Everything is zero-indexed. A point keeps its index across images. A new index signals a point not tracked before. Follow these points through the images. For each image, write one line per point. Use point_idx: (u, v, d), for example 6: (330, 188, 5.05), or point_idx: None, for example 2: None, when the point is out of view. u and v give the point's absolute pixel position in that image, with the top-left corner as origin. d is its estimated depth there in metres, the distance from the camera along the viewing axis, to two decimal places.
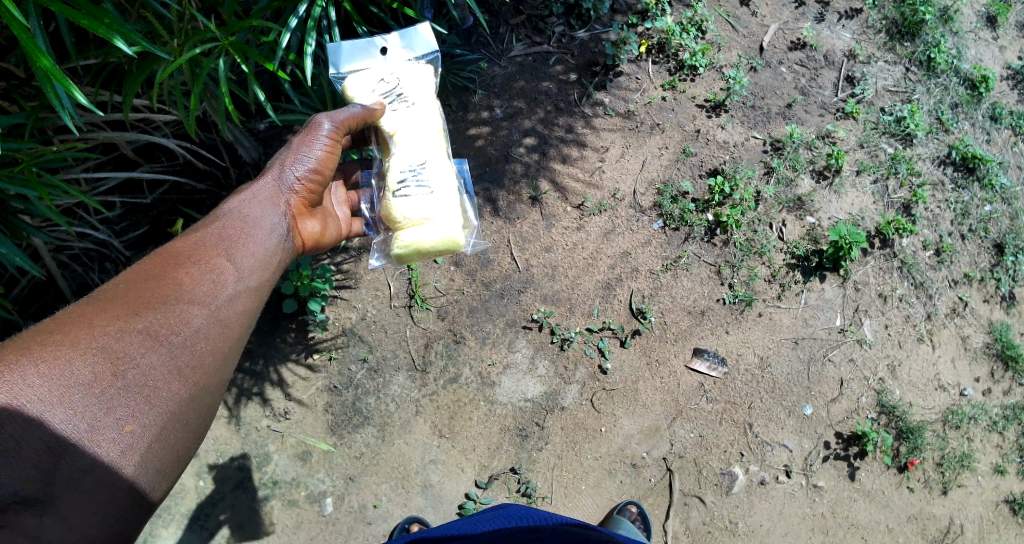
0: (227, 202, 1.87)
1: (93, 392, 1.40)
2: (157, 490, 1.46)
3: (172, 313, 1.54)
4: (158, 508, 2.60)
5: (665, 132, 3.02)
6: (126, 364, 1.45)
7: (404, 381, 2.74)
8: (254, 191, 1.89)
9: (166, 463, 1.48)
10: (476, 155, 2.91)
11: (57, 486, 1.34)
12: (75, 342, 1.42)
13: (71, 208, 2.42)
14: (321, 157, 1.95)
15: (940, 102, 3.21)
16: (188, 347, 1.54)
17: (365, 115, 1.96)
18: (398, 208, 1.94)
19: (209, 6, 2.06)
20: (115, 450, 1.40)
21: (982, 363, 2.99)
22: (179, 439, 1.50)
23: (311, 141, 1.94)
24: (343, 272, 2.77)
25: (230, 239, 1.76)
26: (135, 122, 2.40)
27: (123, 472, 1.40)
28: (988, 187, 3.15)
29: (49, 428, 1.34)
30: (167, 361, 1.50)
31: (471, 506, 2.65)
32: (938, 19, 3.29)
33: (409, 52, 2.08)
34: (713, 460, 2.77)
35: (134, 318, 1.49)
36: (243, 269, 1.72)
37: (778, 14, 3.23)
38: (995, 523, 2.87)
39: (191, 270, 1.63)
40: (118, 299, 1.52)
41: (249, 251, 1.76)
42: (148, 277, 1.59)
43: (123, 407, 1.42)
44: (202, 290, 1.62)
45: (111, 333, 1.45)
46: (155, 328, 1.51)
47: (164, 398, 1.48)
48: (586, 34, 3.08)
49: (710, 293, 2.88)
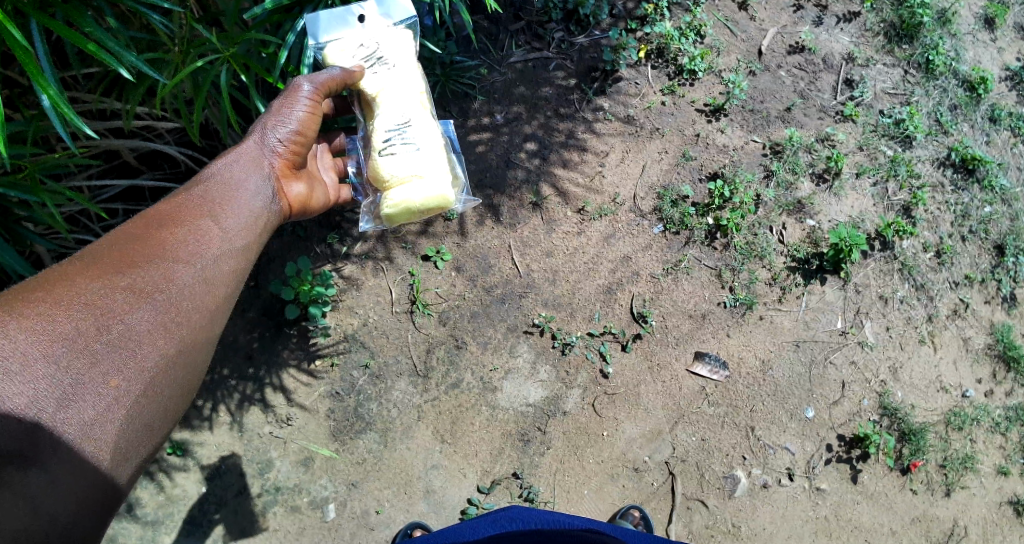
0: (210, 166, 1.88)
1: (78, 346, 1.38)
2: (143, 445, 1.45)
3: (156, 271, 1.56)
4: (162, 515, 2.60)
5: (665, 136, 3.03)
6: (112, 320, 1.45)
7: (405, 386, 2.75)
8: (237, 154, 1.90)
9: (154, 417, 1.47)
10: (477, 161, 2.92)
11: (48, 441, 1.30)
12: (57, 300, 1.40)
13: (73, 215, 2.45)
14: (303, 120, 1.93)
15: (939, 104, 3.22)
16: (173, 303, 1.55)
17: (345, 77, 1.93)
18: (385, 167, 1.94)
19: (210, 16, 2.08)
20: (103, 402, 1.39)
21: (984, 364, 2.99)
22: (168, 392, 1.50)
23: (292, 104, 1.91)
24: (344, 277, 2.80)
25: (214, 201, 1.78)
26: (136, 129, 2.43)
27: (111, 425, 1.39)
28: (988, 188, 3.15)
29: (34, 383, 1.32)
30: (152, 316, 1.51)
31: (474, 511, 2.66)
32: (936, 21, 3.30)
33: (387, 20, 2.05)
34: (715, 464, 2.77)
35: (118, 276, 1.50)
36: (227, 230, 1.74)
37: (776, 18, 3.24)
38: (999, 524, 2.87)
39: (175, 231, 1.65)
40: (102, 259, 1.53)
41: (233, 212, 1.79)
42: (131, 237, 1.60)
43: (109, 361, 1.42)
44: (187, 250, 1.63)
45: (95, 290, 1.45)
46: (141, 285, 1.52)
47: (151, 352, 1.48)
48: (585, 39, 3.09)
49: (711, 297, 2.89)
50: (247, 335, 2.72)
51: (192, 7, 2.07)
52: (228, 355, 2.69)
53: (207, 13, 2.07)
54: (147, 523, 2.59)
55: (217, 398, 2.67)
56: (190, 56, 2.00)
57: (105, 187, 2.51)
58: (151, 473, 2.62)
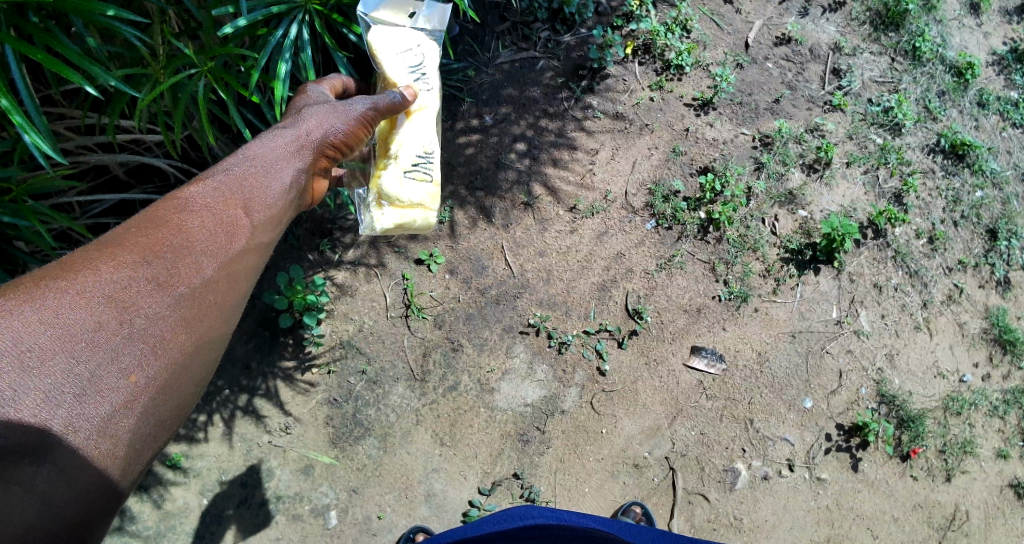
0: (243, 149, 1.62)
1: (96, 340, 1.19)
2: (156, 444, 1.25)
3: (180, 261, 1.35)
4: (164, 529, 2.59)
5: (655, 132, 3.03)
6: (133, 313, 1.24)
7: (403, 391, 2.74)
8: (276, 140, 1.66)
9: (169, 415, 1.27)
10: (467, 163, 2.92)
11: (60, 433, 1.12)
12: (78, 289, 1.21)
13: (64, 232, 2.45)
14: (353, 130, 1.75)
15: (927, 90, 3.23)
16: (197, 297, 1.34)
17: (401, 106, 1.84)
18: (404, 187, 1.89)
19: (190, 30, 2.07)
20: (118, 400, 1.19)
21: (981, 348, 3.00)
22: (186, 390, 1.30)
23: (343, 114, 1.74)
24: (338, 284, 2.81)
25: (249, 187, 1.54)
26: (125, 144, 2.44)
27: (126, 424, 1.19)
28: (978, 172, 3.17)
29: (46, 378, 1.13)
30: (174, 310, 1.30)
31: (476, 513, 2.65)
32: (921, 8, 3.31)
33: (427, 23, 2.02)
34: (715, 457, 2.77)
35: (142, 266, 1.29)
36: (259, 226, 1.52)
37: (761, 10, 3.25)
38: (1001, 507, 2.87)
39: (205, 222, 1.43)
40: (126, 242, 1.32)
41: (267, 201, 1.56)
42: (157, 221, 1.38)
43: (129, 354, 1.22)
44: (215, 240, 1.42)
45: (116, 280, 1.25)
46: (165, 276, 1.31)
47: (171, 347, 1.28)
48: (571, 38, 3.10)
49: (707, 291, 2.89)
50: (243, 346, 2.72)
51: (172, 20, 2.07)
52: (225, 366, 2.69)
53: (186, 27, 2.07)
54: (148, 539, 2.58)
55: (214, 410, 2.67)
56: (171, 70, 2.01)
57: (96, 202, 2.52)
58: (151, 488, 2.61)
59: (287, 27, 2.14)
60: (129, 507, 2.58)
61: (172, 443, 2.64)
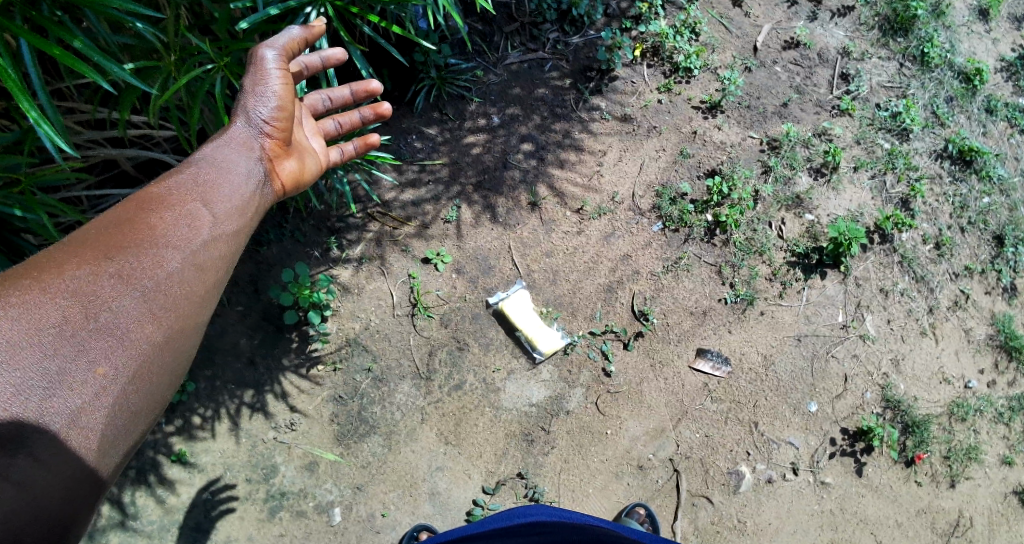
0: (197, 151, 1.72)
1: (64, 334, 1.28)
2: (130, 433, 1.34)
3: (143, 257, 1.43)
4: (167, 524, 2.58)
5: (662, 134, 3.04)
6: (99, 307, 1.34)
7: (409, 389, 2.75)
8: (224, 137, 1.75)
9: (141, 405, 1.36)
10: (475, 163, 2.93)
11: (35, 422, 1.21)
12: (45, 286, 1.30)
13: (72, 226, 2.47)
14: (281, 91, 1.81)
15: (935, 96, 3.22)
16: (162, 290, 1.43)
17: (306, 36, 1.87)
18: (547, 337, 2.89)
19: (202, 23, 2.09)
20: (89, 392, 1.28)
21: (986, 354, 3.00)
22: (159, 381, 1.39)
23: (264, 78, 1.79)
24: (344, 281, 2.81)
25: (205, 183, 1.62)
26: (134, 138, 2.45)
27: (97, 417, 1.28)
28: (986, 178, 3.16)
29: (17, 371, 1.22)
30: (140, 303, 1.39)
31: (479, 512, 2.66)
32: (930, 14, 3.31)
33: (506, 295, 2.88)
34: (720, 460, 2.77)
35: (105, 261, 1.38)
36: (219, 214, 1.60)
37: (770, 14, 3.25)
38: (1005, 515, 2.87)
39: (164, 215, 1.51)
40: (88, 241, 1.40)
41: (223, 194, 1.64)
42: (117, 220, 1.47)
43: (97, 348, 1.31)
44: (174, 233, 1.50)
45: (82, 276, 1.34)
46: (128, 270, 1.40)
47: (139, 339, 1.36)
48: (580, 39, 3.11)
49: (712, 294, 2.89)
50: (248, 341, 2.72)
51: (184, 14, 2.08)
52: (231, 361, 2.70)
53: (198, 20, 2.08)
54: (150, 532, 2.57)
55: (220, 406, 2.67)
56: (185, 64, 2.02)
57: (104, 197, 2.53)
58: (154, 483, 2.59)
59: (303, 21, 2.12)
60: (132, 501, 2.57)
61: (177, 437, 2.63)
